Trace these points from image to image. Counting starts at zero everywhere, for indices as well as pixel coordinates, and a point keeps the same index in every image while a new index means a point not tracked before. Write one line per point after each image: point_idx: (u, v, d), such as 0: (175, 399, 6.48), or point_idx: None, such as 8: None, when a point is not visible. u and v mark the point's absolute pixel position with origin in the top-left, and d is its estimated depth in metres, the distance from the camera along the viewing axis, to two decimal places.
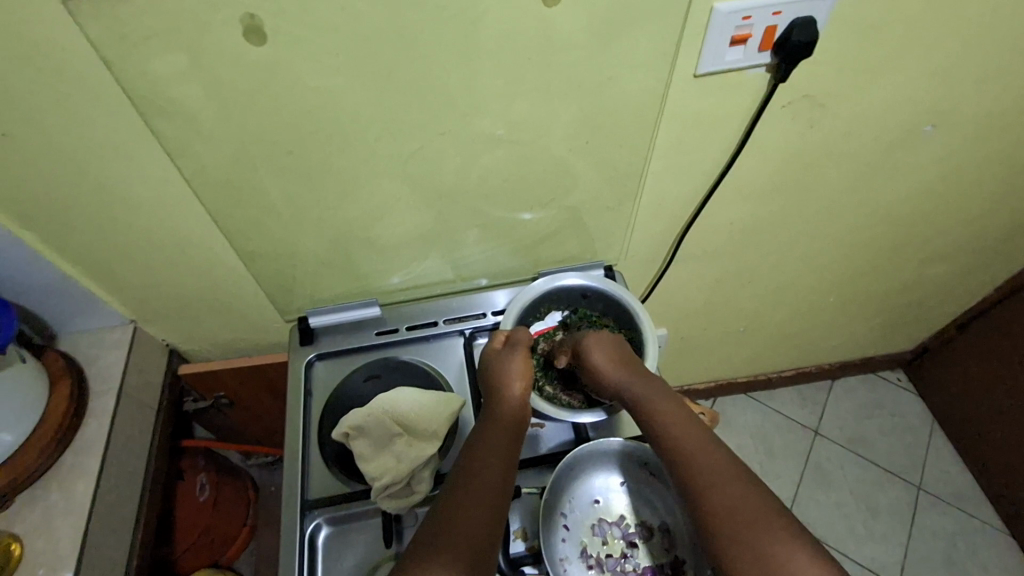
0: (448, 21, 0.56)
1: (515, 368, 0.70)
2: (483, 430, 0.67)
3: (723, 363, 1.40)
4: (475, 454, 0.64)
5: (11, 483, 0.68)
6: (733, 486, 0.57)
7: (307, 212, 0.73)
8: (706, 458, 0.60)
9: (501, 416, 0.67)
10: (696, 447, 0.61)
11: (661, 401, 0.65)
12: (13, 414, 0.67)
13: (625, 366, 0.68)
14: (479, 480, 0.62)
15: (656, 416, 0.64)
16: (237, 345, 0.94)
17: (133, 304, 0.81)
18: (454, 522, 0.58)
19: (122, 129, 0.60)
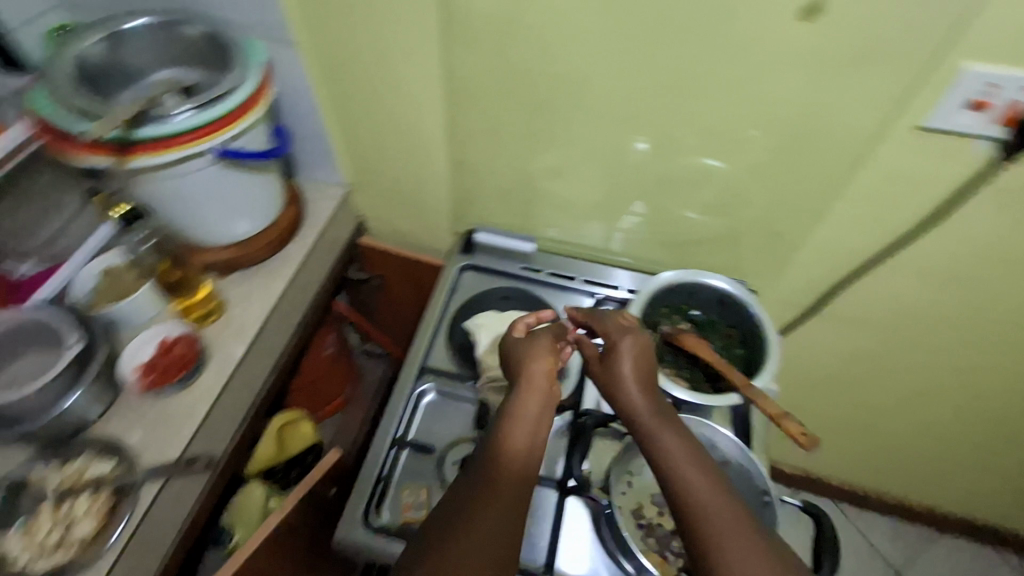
0: (709, 12, 0.64)
1: (540, 362, 0.67)
2: (508, 423, 0.62)
3: (822, 454, 1.33)
4: (501, 450, 0.59)
5: (230, 261, 0.87)
6: (758, 556, 0.48)
7: (516, 141, 0.85)
8: (726, 515, 0.51)
9: (527, 407, 0.63)
10: (715, 499, 0.52)
11: (677, 438, 0.57)
12: (255, 210, 0.86)
13: (642, 389, 0.63)
14: (504, 474, 0.57)
15: (671, 454, 0.56)
16: (407, 237, 1.11)
17: (355, 171, 1.00)
18: (475, 524, 0.53)
19: (421, 29, 0.75)
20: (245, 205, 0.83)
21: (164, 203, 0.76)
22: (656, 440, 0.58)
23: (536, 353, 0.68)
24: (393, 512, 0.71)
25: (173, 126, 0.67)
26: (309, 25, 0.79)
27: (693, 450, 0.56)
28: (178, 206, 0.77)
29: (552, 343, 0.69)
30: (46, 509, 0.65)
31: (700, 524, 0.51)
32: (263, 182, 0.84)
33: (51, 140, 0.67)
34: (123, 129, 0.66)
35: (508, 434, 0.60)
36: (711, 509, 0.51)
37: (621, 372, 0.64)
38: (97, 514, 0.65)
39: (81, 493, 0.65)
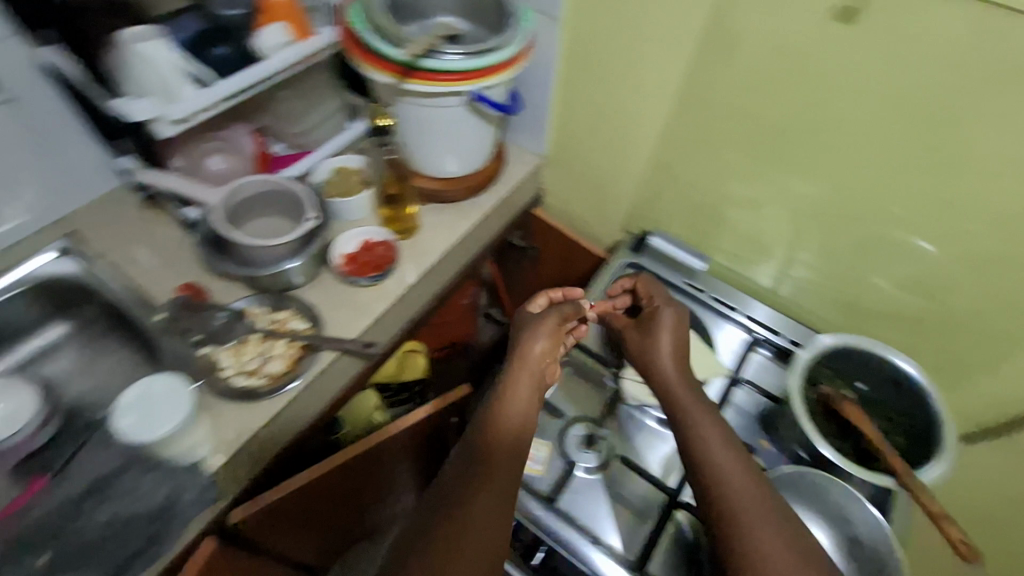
0: (1009, 92, 0.61)
1: (536, 345, 0.73)
2: (504, 398, 0.68)
3: None
4: (496, 425, 0.66)
5: (434, 193, 0.94)
6: (771, 522, 0.56)
7: (737, 158, 0.86)
8: (742, 489, 0.59)
9: (522, 383, 0.70)
10: (735, 475, 0.60)
11: (699, 416, 0.66)
12: (470, 156, 0.92)
13: (674, 352, 0.74)
14: (502, 440, 0.64)
15: (693, 429, 0.65)
16: (580, 220, 1.15)
17: (557, 148, 1.05)
18: (482, 492, 0.60)
19: (685, 37, 0.77)
20: (465, 149, 0.90)
21: (408, 124, 0.85)
22: (681, 416, 0.67)
23: (535, 333, 0.74)
24: None
25: (453, 64, 0.74)
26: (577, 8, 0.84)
27: (718, 429, 0.65)
28: (416, 132, 0.86)
29: (555, 321, 0.76)
30: (254, 340, 0.77)
31: (716, 490, 0.59)
32: (486, 132, 0.90)
33: (349, 46, 0.78)
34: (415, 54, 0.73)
35: (506, 409, 0.67)
36: (728, 481, 0.60)
37: (654, 346, 0.75)
38: (286, 360, 0.76)
39: (281, 338, 0.77)
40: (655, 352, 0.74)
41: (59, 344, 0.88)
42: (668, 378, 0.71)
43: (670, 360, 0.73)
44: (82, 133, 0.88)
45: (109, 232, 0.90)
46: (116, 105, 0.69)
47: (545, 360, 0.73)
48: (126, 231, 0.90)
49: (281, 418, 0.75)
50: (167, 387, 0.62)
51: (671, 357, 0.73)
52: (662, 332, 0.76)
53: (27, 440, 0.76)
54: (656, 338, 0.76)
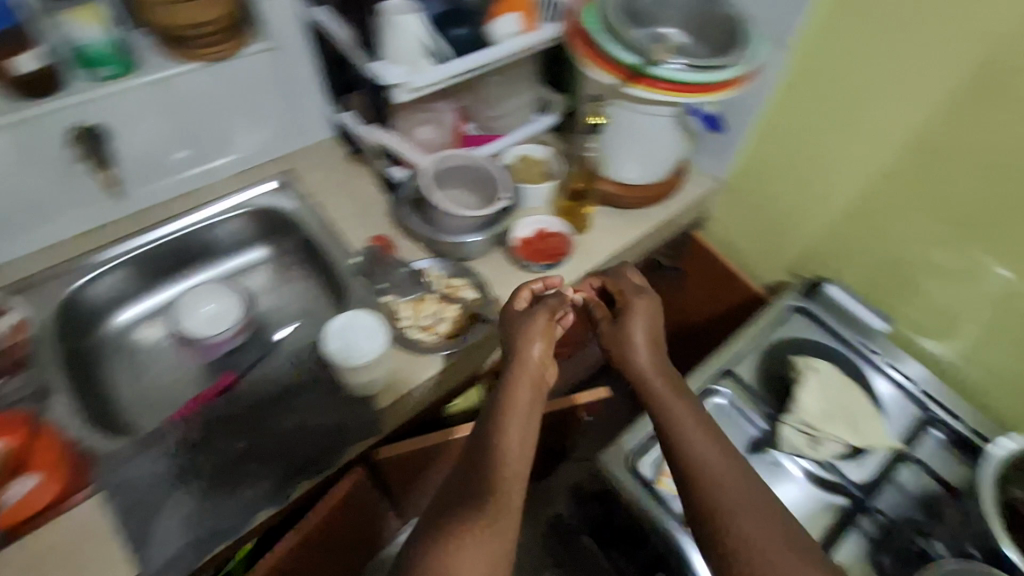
0: None
1: (533, 348, 0.65)
2: (505, 404, 0.60)
3: None
4: (503, 438, 0.58)
5: (610, 195, 0.94)
6: (765, 518, 0.55)
7: (955, 224, 0.79)
8: (725, 478, 0.57)
9: (521, 387, 0.62)
10: (712, 461, 0.58)
11: (676, 404, 0.63)
12: (654, 165, 0.90)
13: (650, 346, 0.69)
14: (510, 453, 0.57)
15: (671, 416, 0.62)
16: (742, 253, 1.11)
17: (739, 176, 1.02)
18: (498, 508, 0.53)
19: (937, 87, 0.72)
20: (653, 157, 0.88)
21: (615, 129, 0.85)
22: (659, 407, 0.64)
23: (526, 338, 0.66)
24: (653, 470, 0.75)
25: (679, 75, 0.73)
26: (812, 40, 0.81)
27: (690, 414, 0.62)
28: (618, 137, 0.86)
29: (541, 317, 0.68)
30: (432, 297, 0.82)
31: (698, 480, 0.58)
32: (678, 144, 0.88)
33: (575, 40, 0.79)
34: (644, 60, 0.74)
35: (506, 424, 0.59)
36: (707, 469, 0.58)
37: (630, 334, 0.70)
38: (457, 323, 0.81)
39: (453, 302, 0.82)
40: (637, 348, 0.69)
41: (257, 264, 0.99)
42: (648, 368, 0.67)
43: (651, 354, 0.68)
44: (318, 88, 0.97)
45: (318, 176, 1.00)
46: (373, 70, 0.76)
47: (539, 364, 0.65)
48: (332, 180, 1.00)
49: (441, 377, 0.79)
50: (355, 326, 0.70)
51: (649, 350, 0.69)
52: (636, 322, 0.70)
53: (227, 339, 0.87)
54: (632, 330, 0.70)
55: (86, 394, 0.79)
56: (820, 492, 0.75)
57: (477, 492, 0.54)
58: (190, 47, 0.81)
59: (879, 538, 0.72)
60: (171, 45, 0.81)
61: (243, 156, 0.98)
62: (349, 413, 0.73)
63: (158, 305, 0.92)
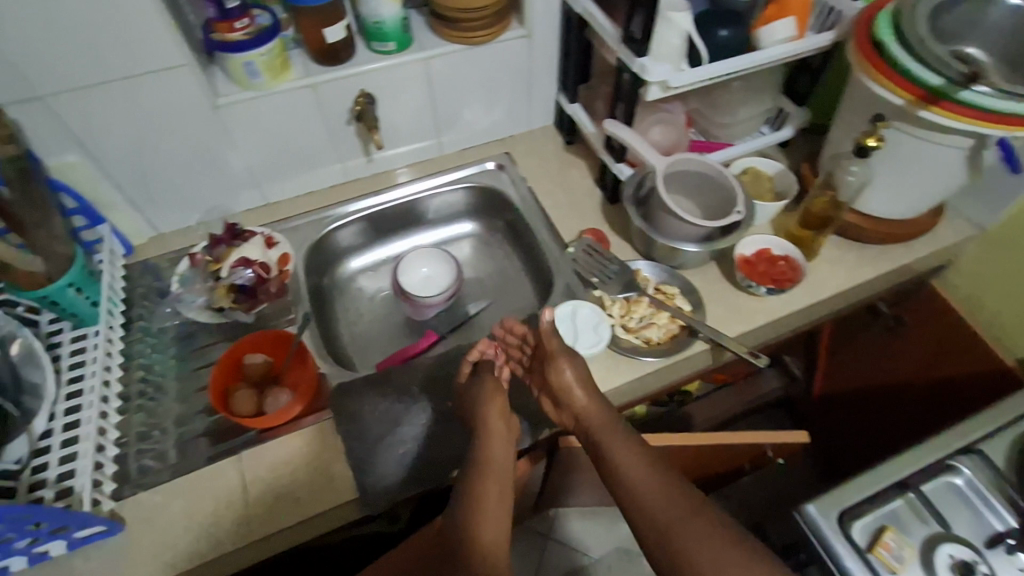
0: None
1: (489, 406, 0.67)
2: (471, 467, 0.64)
3: None
4: (475, 503, 0.61)
5: (853, 226, 0.86)
6: (706, 528, 0.55)
7: None
8: (660, 493, 0.59)
9: (495, 446, 0.66)
10: (646, 478, 0.60)
11: (612, 435, 0.65)
12: (915, 201, 0.80)
13: (582, 384, 0.69)
14: (491, 506, 0.62)
15: (607, 446, 0.65)
16: (993, 316, 0.95)
17: (1016, 227, 0.86)
18: (478, 548, 0.58)
19: None
20: (918, 192, 0.78)
21: (886, 154, 0.76)
22: (598, 441, 0.66)
23: (484, 402, 0.68)
24: (866, 537, 0.69)
25: (996, 103, 0.64)
26: None
27: (627, 440, 0.64)
28: (888, 164, 0.77)
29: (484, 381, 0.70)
30: (645, 302, 0.81)
31: (635, 500, 0.59)
32: (954, 183, 0.77)
33: (859, 54, 0.72)
34: (951, 82, 0.65)
35: (482, 485, 0.62)
36: (643, 486, 0.59)
37: (561, 373, 0.69)
38: (665, 333, 0.79)
39: (665, 310, 0.79)
40: (572, 393, 0.68)
41: (464, 237, 1.05)
42: (584, 405, 0.68)
43: (583, 398, 0.68)
44: (551, 76, 0.99)
45: (535, 163, 1.03)
46: (637, 66, 0.74)
47: (500, 422, 0.68)
48: (548, 168, 1.02)
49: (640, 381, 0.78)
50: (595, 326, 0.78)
51: (582, 392, 0.68)
52: (563, 364, 0.69)
53: (434, 302, 0.91)
54: (560, 376, 0.69)
55: (322, 326, 0.90)
56: None
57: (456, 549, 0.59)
58: (458, 27, 0.87)
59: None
60: (440, 25, 0.87)
61: (471, 135, 1.04)
62: None
63: (379, 259, 1.01)
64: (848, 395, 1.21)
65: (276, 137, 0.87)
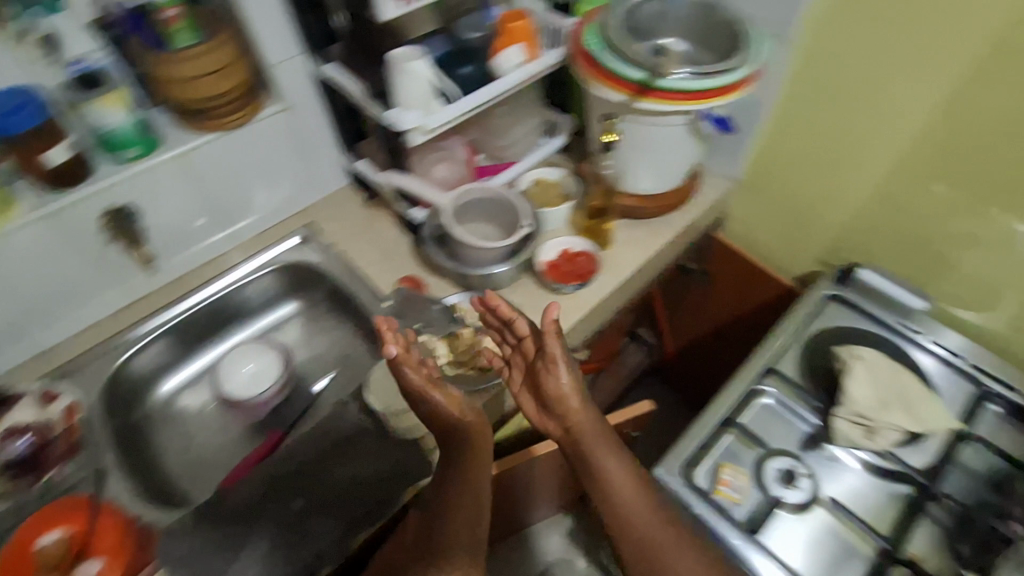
0: None
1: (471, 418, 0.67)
2: (455, 477, 0.67)
3: None
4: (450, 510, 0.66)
5: (633, 208, 0.95)
6: (677, 543, 0.66)
7: (979, 197, 0.79)
8: (642, 511, 0.68)
9: (474, 463, 0.68)
10: (629, 496, 0.69)
11: (601, 444, 0.71)
12: (672, 175, 0.92)
13: (579, 396, 0.72)
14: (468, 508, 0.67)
15: (596, 459, 0.71)
16: (767, 249, 1.11)
17: (756, 173, 1.02)
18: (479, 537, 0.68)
19: (942, 72, 0.73)
20: (669, 168, 0.90)
21: (628, 141, 0.86)
22: (587, 448, 0.72)
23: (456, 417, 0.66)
24: (709, 480, 0.74)
25: (686, 85, 0.75)
26: (816, 24, 0.80)
27: (613, 450, 0.71)
28: (634, 150, 0.87)
29: (461, 397, 0.67)
30: (467, 333, 0.83)
31: (613, 511, 0.69)
32: (693, 150, 0.89)
33: (580, 61, 0.82)
34: (650, 75, 0.76)
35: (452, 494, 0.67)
36: (628, 499, 0.69)
37: (557, 382, 0.71)
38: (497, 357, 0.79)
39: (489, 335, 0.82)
40: (569, 403, 0.72)
41: (287, 319, 1.00)
42: (577, 417, 0.72)
43: (580, 411, 0.72)
44: (327, 139, 0.99)
45: (339, 225, 1.02)
46: (389, 118, 0.78)
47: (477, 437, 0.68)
48: (353, 228, 1.01)
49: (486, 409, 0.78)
50: None
51: (579, 405, 0.72)
52: (565, 375, 0.71)
53: (270, 397, 0.87)
54: (560, 387, 0.72)
55: (139, 468, 0.80)
56: (887, 482, 0.74)
57: (432, 545, 0.65)
58: (209, 117, 0.84)
59: (950, 523, 0.69)
60: (187, 119, 0.84)
61: (262, 216, 0.99)
62: (392, 449, 0.74)
63: (197, 372, 0.93)
64: (693, 347, 1.34)
65: (24, 279, 0.77)
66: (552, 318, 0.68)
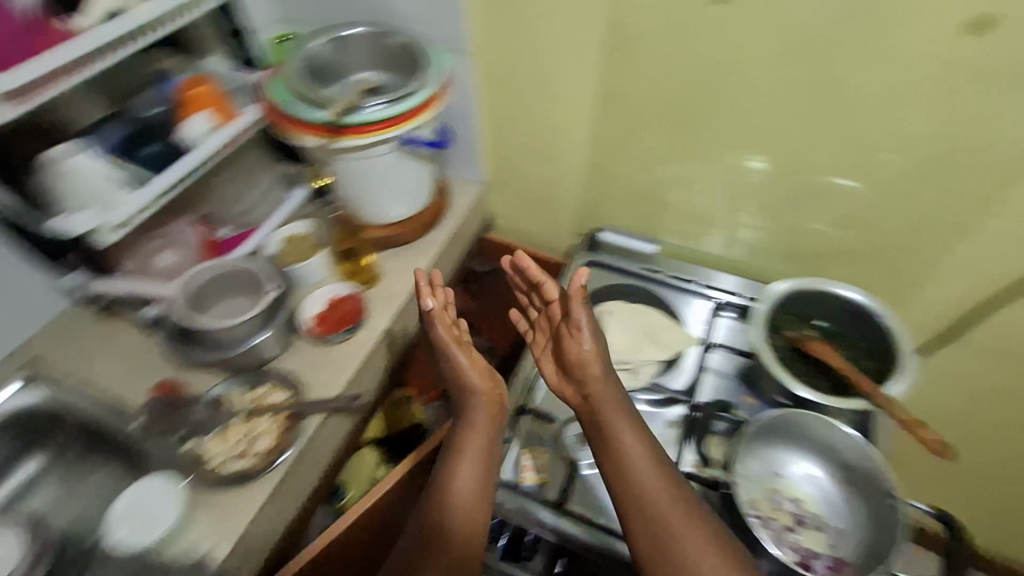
0: (864, 37, 0.69)
1: (473, 377, 0.78)
2: (468, 432, 0.74)
3: None
4: (451, 484, 0.69)
5: (392, 238, 0.98)
6: (692, 520, 0.63)
7: (654, 146, 0.92)
8: (663, 492, 0.65)
9: (478, 433, 0.73)
10: (648, 475, 0.66)
11: (619, 419, 0.71)
12: (415, 197, 0.96)
13: (601, 363, 0.75)
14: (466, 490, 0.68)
15: (614, 434, 0.70)
16: (532, 236, 1.19)
17: (496, 170, 1.09)
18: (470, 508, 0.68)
19: (587, 52, 0.84)
20: (406, 191, 0.94)
21: (349, 179, 0.89)
22: (603, 421, 0.72)
23: (469, 378, 0.78)
24: (515, 472, 0.77)
25: (374, 115, 0.78)
26: (482, 32, 0.89)
27: (633, 427, 0.70)
28: (358, 187, 0.90)
29: (483, 365, 0.79)
30: (237, 422, 0.77)
31: (630, 487, 0.66)
32: (419, 169, 0.93)
33: (274, 118, 0.81)
34: (337, 115, 0.77)
35: (458, 466, 0.70)
36: (642, 476, 0.66)
37: (580, 348, 0.76)
38: (274, 434, 0.77)
39: (263, 415, 0.77)
40: (590, 368, 0.74)
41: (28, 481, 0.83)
42: (596, 390, 0.74)
43: (597, 381, 0.75)
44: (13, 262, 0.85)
45: (62, 350, 0.87)
46: (53, 228, 0.69)
47: (490, 400, 0.77)
48: (79, 349, 0.87)
49: (278, 491, 0.75)
50: (144, 483, 0.70)
51: (602, 373, 0.75)
52: (591, 339, 0.76)
53: None
54: (584, 351, 0.75)
55: None
56: (663, 408, 0.83)
57: (433, 497, 0.69)
58: None
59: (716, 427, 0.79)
60: None
61: None
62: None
63: None
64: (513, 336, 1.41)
65: None
66: (580, 284, 0.76)
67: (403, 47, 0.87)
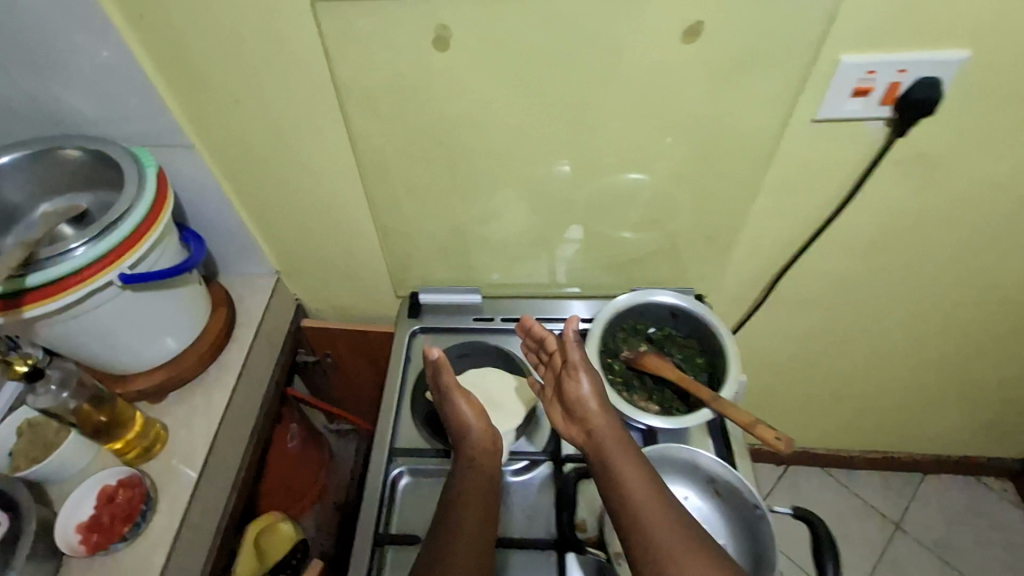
0: (599, 59, 0.64)
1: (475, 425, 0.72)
2: (465, 483, 0.68)
3: (788, 429, 1.33)
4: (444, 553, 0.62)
5: (170, 381, 0.80)
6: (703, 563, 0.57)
7: (437, 201, 0.82)
8: (669, 530, 0.60)
9: (468, 492, 0.67)
10: (654, 516, 0.61)
11: (623, 455, 0.66)
12: (180, 323, 0.79)
13: (600, 403, 0.70)
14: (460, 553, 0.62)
15: (619, 473, 0.64)
16: (351, 312, 1.05)
17: (283, 257, 0.94)
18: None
19: (327, 119, 0.72)
20: (166, 322, 0.77)
21: (78, 339, 0.69)
22: (606, 459, 0.66)
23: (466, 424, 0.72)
24: None
25: (71, 262, 0.61)
26: (197, 121, 0.74)
27: (640, 466, 0.65)
28: (87, 343, 0.71)
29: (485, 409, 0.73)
30: None
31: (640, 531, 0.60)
32: (176, 293, 0.76)
33: None
34: (13, 278, 0.59)
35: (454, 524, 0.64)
36: (651, 517, 0.61)
37: (579, 389, 0.71)
38: None
39: None
40: (591, 406, 0.69)
41: None
42: (598, 426, 0.69)
43: (598, 421, 0.69)
44: None
45: None
46: None
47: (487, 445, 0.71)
48: None
49: None
50: None
51: (602, 414, 0.69)
52: (589, 380, 0.72)
53: None
54: (583, 389, 0.71)
55: None
56: (529, 476, 0.78)
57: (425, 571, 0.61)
58: None
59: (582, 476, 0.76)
60: None
61: None
62: None
63: None
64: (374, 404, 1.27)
65: None
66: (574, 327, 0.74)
67: (97, 156, 0.71)
